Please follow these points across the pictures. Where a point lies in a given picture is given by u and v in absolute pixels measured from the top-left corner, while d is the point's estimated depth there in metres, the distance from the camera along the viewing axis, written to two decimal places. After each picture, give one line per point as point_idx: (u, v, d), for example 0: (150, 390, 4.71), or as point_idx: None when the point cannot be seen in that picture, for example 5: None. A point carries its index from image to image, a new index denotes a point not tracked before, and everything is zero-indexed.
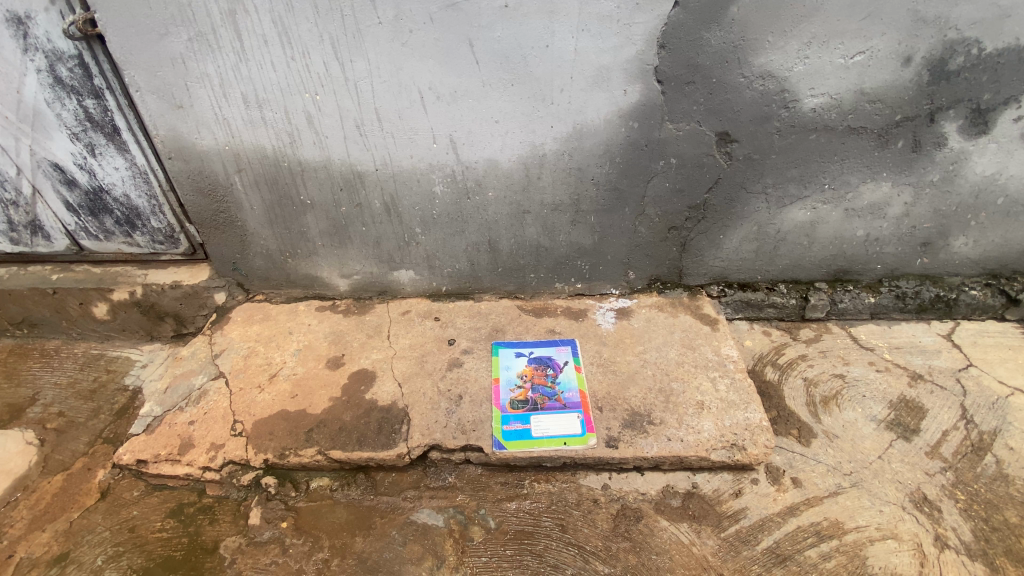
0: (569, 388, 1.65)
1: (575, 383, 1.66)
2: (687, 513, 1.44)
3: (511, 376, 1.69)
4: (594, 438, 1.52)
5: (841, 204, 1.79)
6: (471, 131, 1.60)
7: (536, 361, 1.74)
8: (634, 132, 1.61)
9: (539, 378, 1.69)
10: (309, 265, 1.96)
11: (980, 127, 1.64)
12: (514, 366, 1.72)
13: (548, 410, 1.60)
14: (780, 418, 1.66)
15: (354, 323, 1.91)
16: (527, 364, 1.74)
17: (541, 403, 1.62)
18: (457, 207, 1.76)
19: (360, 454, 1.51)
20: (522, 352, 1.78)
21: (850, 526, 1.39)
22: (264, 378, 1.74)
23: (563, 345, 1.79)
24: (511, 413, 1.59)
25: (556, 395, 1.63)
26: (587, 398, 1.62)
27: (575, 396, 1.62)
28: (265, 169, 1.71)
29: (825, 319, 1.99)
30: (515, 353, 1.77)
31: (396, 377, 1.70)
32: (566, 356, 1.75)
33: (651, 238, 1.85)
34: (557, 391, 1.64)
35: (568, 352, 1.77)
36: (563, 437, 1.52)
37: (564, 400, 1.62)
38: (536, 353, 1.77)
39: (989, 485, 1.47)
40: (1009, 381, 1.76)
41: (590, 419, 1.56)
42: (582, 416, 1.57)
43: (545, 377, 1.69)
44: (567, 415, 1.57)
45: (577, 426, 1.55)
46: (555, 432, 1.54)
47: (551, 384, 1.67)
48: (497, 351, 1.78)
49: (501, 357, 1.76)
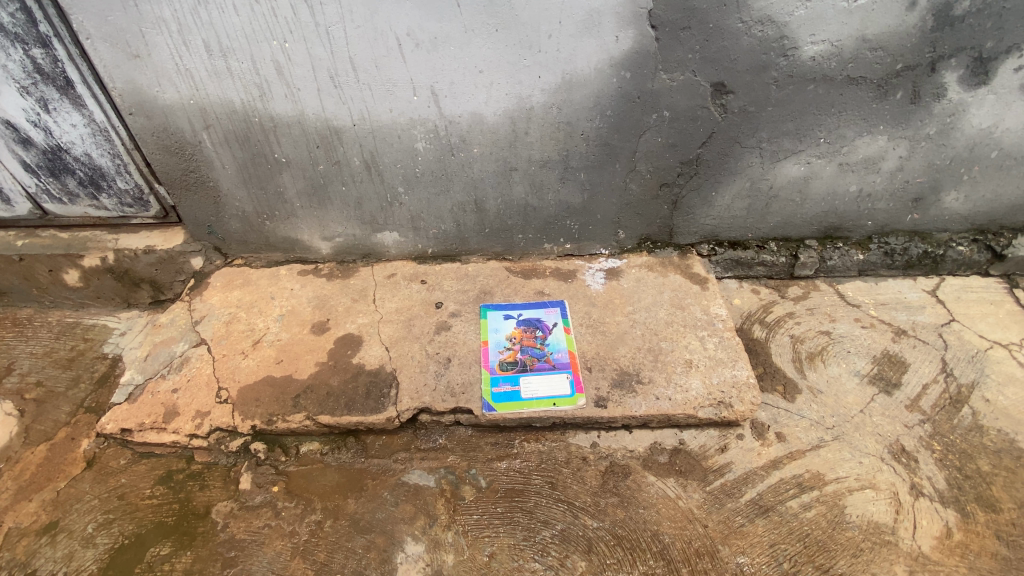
0: (558, 349, 1.64)
1: (564, 344, 1.65)
2: (674, 468, 1.47)
3: (500, 338, 1.68)
4: (583, 398, 1.52)
5: (835, 158, 1.75)
6: (454, 82, 1.51)
7: (525, 324, 1.72)
8: (627, 83, 1.53)
9: (528, 339, 1.68)
10: (289, 227, 1.89)
11: (980, 77, 1.59)
12: (503, 328, 1.70)
13: (538, 371, 1.59)
14: (766, 374, 1.68)
15: (338, 286, 1.86)
16: (516, 326, 1.72)
17: (530, 365, 1.61)
18: (441, 165, 1.68)
19: (349, 418, 1.50)
20: (511, 315, 1.75)
21: (830, 477, 1.42)
22: (247, 344, 1.70)
23: (553, 306, 1.77)
24: (501, 375, 1.58)
25: (545, 356, 1.63)
26: (577, 358, 1.62)
27: (564, 357, 1.62)
28: (235, 125, 1.61)
29: (814, 276, 2.00)
30: (504, 316, 1.75)
31: (383, 341, 1.66)
32: (555, 318, 1.73)
33: (642, 196, 1.80)
34: (546, 352, 1.64)
35: (557, 314, 1.75)
36: (552, 398, 1.53)
37: (553, 360, 1.61)
38: (525, 316, 1.75)
39: (965, 435, 1.51)
40: (989, 335, 1.80)
41: (580, 380, 1.56)
42: (572, 377, 1.57)
43: (535, 339, 1.68)
44: (556, 376, 1.57)
45: (566, 387, 1.55)
46: (544, 393, 1.54)
47: (541, 345, 1.66)
48: (486, 313, 1.75)
49: (490, 320, 1.73)
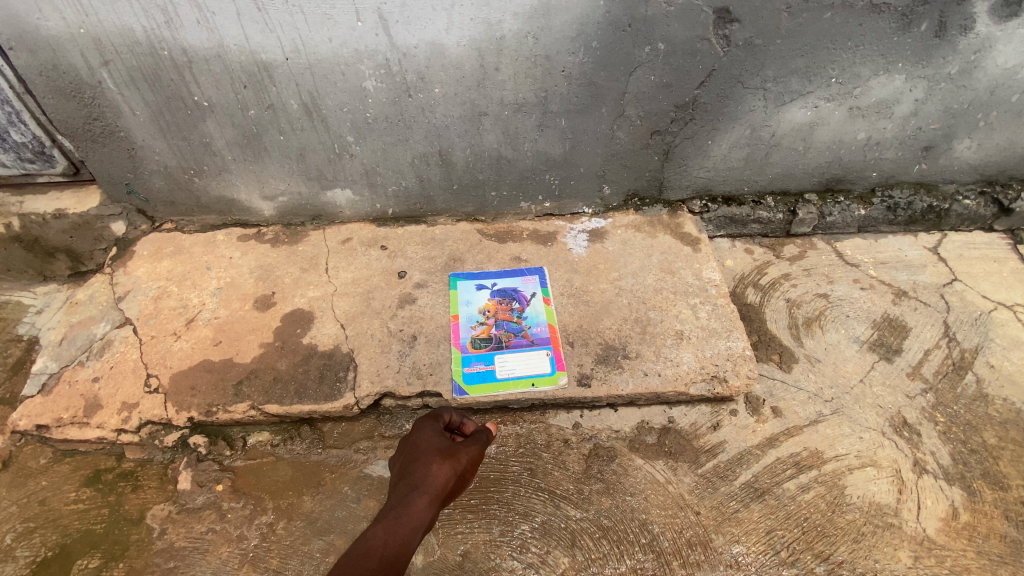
0: (537, 323, 1.47)
1: (544, 317, 1.48)
2: (663, 450, 1.34)
3: (472, 312, 1.49)
4: (565, 377, 1.37)
5: (846, 101, 1.55)
6: (407, 4, 1.23)
7: (500, 295, 1.54)
8: (616, 8, 1.28)
9: (504, 312, 1.50)
10: (222, 184, 1.63)
11: (1013, 6, 1.39)
12: (475, 301, 1.52)
13: (514, 348, 1.43)
14: (761, 343, 1.55)
15: (285, 253, 1.63)
16: (490, 297, 1.53)
17: (505, 341, 1.44)
18: (396, 108, 1.43)
19: (300, 407, 1.32)
20: (484, 285, 1.56)
21: (829, 455, 1.32)
22: (180, 324, 1.48)
23: (530, 274, 1.58)
24: (473, 353, 1.41)
25: (522, 331, 1.46)
26: (559, 332, 1.45)
27: (544, 331, 1.45)
28: (140, 60, 1.32)
29: (811, 234, 1.84)
30: (476, 285, 1.56)
31: (337, 317, 1.46)
32: (534, 287, 1.55)
33: (631, 145, 1.58)
34: (524, 326, 1.46)
35: (536, 283, 1.56)
36: (530, 377, 1.37)
37: (531, 336, 1.44)
38: (499, 286, 1.56)
39: (968, 406, 1.43)
40: (993, 295, 1.70)
41: (561, 357, 1.40)
42: (552, 354, 1.41)
43: (511, 312, 1.50)
44: (535, 353, 1.41)
45: (547, 365, 1.39)
46: (521, 372, 1.38)
47: (518, 319, 1.48)
48: (456, 283, 1.55)
49: (460, 291, 1.54)
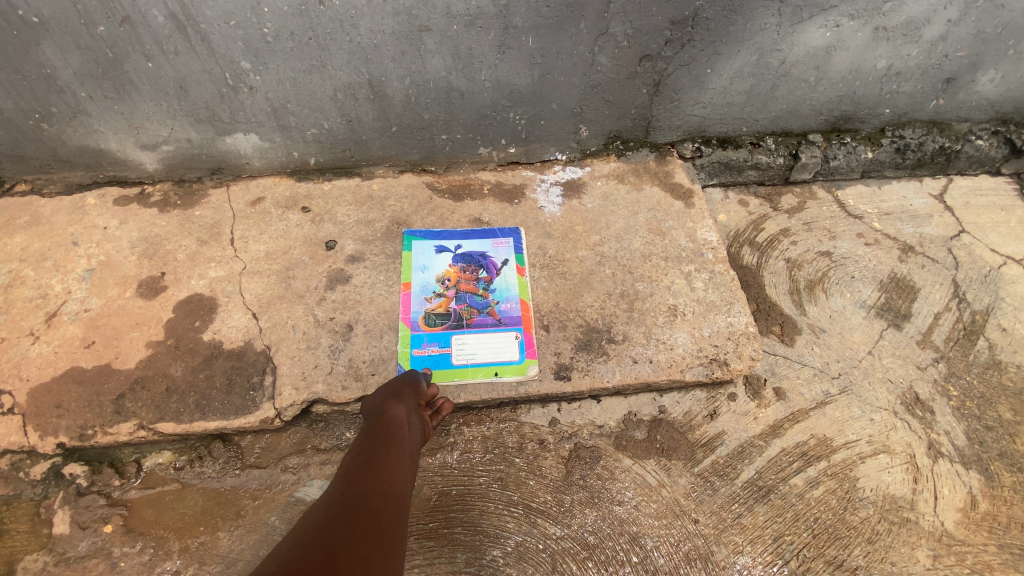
0: (506, 298, 1.22)
1: (516, 291, 1.23)
2: (654, 446, 1.15)
3: (427, 280, 1.22)
4: (536, 367, 1.13)
5: (872, 19, 1.27)
6: None
7: (464, 260, 1.26)
8: None
9: (467, 282, 1.24)
10: (82, 131, 1.23)
11: None
12: (433, 266, 1.24)
13: (477, 328, 1.18)
14: (760, 314, 1.35)
15: (177, 221, 1.27)
16: (452, 262, 1.25)
17: (467, 318, 1.19)
18: (305, 22, 1.05)
19: (205, 425, 1.03)
20: (446, 246, 1.28)
21: (839, 442, 1.16)
22: (39, 320, 1.13)
23: (503, 237, 1.30)
24: (426, 332, 1.15)
25: (489, 307, 1.20)
26: (533, 310, 1.20)
27: (515, 309, 1.20)
28: None
29: (811, 181, 1.61)
30: (435, 247, 1.27)
31: (249, 305, 1.15)
32: (507, 253, 1.28)
33: (614, 75, 1.27)
34: (491, 301, 1.21)
35: (509, 248, 1.29)
36: (494, 366, 1.13)
37: (499, 314, 1.19)
38: (464, 249, 1.28)
39: (982, 376, 1.29)
40: (1002, 248, 1.55)
41: (533, 342, 1.16)
42: (523, 338, 1.16)
43: (476, 283, 1.24)
44: (502, 335, 1.16)
45: (515, 351, 1.15)
46: (483, 359, 1.14)
47: (484, 292, 1.22)
48: (410, 242, 1.27)
49: (415, 253, 1.26)
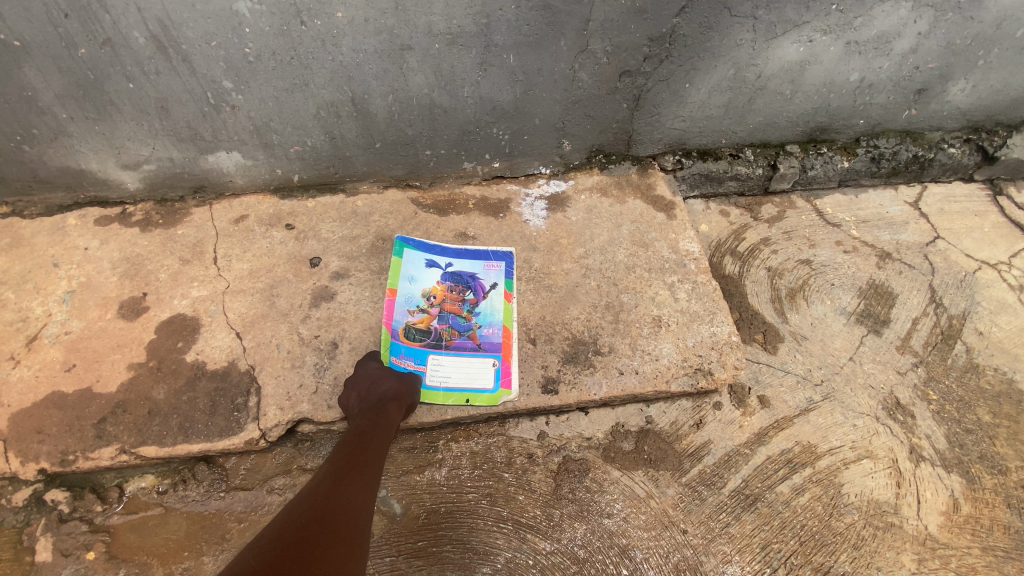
0: (489, 323, 1.21)
1: (499, 317, 1.22)
2: (642, 457, 1.16)
3: (413, 293, 1.22)
4: (508, 397, 1.12)
5: (844, 33, 1.31)
6: None
7: (451, 279, 1.26)
8: None
9: (453, 301, 1.23)
10: (61, 152, 1.22)
11: None
12: (420, 279, 1.24)
13: (454, 351, 1.18)
14: (743, 322, 1.37)
15: (159, 241, 1.26)
16: (440, 279, 1.25)
17: (445, 339, 1.19)
18: (288, 41, 1.06)
19: (189, 448, 1.02)
20: (437, 261, 1.28)
21: (823, 449, 1.18)
22: (17, 345, 1.11)
23: (496, 261, 1.30)
24: (403, 347, 1.16)
25: (469, 331, 1.20)
26: (515, 338, 1.19)
27: (496, 336, 1.19)
28: None
29: (790, 191, 1.65)
30: (427, 261, 1.27)
31: (233, 324, 1.14)
32: (496, 277, 1.27)
33: (595, 91, 1.29)
34: (473, 325, 1.21)
35: (499, 273, 1.28)
36: (466, 392, 1.13)
37: (478, 339, 1.19)
38: (455, 266, 1.28)
39: (961, 379, 1.31)
40: (976, 253, 1.59)
41: (509, 371, 1.15)
42: (499, 366, 1.15)
43: (461, 303, 1.23)
44: (479, 362, 1.16)
45: (490, 379, 1.14)
46: (456, 383, 1.14)
47: (468, 314, 1.22)
48: (402, 250, 1.28)
49: (406, 262, 1.26)
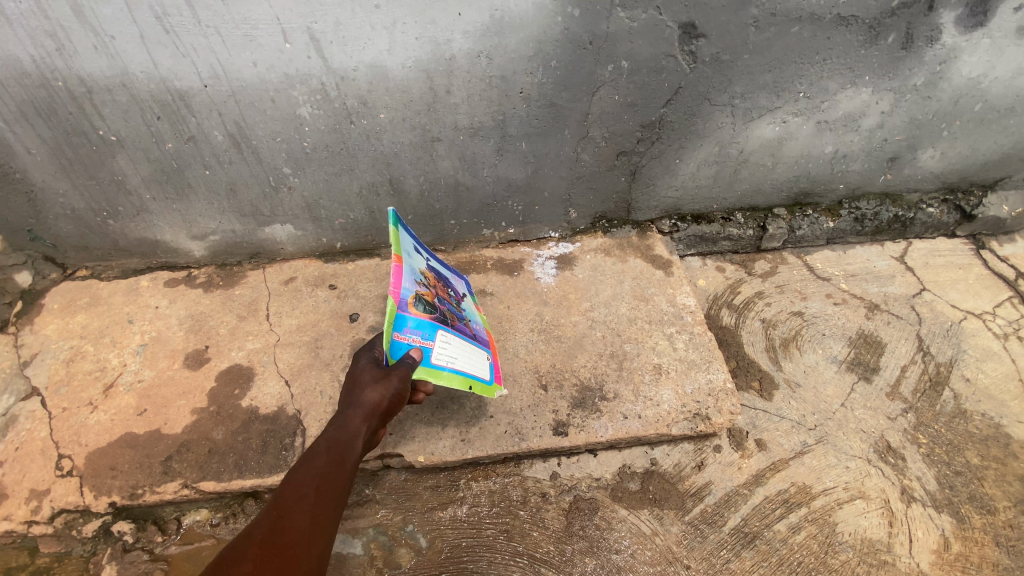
0: (474, 322, 1.29)
1: (479, 320, 1.33)
2: (647, 497, 1.25)
3: (413, 267, 1.14)
4: (498, 392, 1.22)
5: (813, 115, 1.49)
6: (341, 22, 1.08)
7: (434, 270, 1.26)
8: (575, 25, 1.17)
9: (442, 289, 1.22)
10: (142, 226, 1.44)
11: (978, 17, 1.38)
12: (415, 259, 1.17)
13: (456, 334, 1.17)
14: (740, 370, 1.49)
15: (219, 300, 1.45)
16: (428, 266, 1.22)
17: (449, 321, 1.17)
18: (339, 137, 1.28)
19: (241, 483, 1.15)
20: (421, 250, 1.23)
21: (817, 489, 1.26)
22: (96, 392, 1.28)
23: (460, 277, 1.39)
24: (411, 317, 1.06)
25: (464, 321, 1.23)
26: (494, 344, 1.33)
27: (482, 334, 1.29)
28: (30, 92, 1.14)
29: (781, 248, 1.80)
30: (415, 245, 1.20)
31: (282, 373, 1.30)
32: (465, 289, 1.37)
33: (596, 168, 1.49)
34: (465, 318, 1.25)
35: (465, 286, 1.39)
36: (469, 376, 1.14)
37: (471, 331, 1.24)
38: (435, 262, 1.28)
39: (949, 424, 1.39)
40: (961, 304, 1.69)
41: (496, 367, 1.25)
42: (489, 360, 1.24)
43: (449, 294, 1.24)
44: (478, 351, 1.21)
45: (487, 372, 1.21)
46: (459, 366, 1.13)
47: (456, 305, 1.25)
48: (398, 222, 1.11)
49: (403, 236, 1.15)
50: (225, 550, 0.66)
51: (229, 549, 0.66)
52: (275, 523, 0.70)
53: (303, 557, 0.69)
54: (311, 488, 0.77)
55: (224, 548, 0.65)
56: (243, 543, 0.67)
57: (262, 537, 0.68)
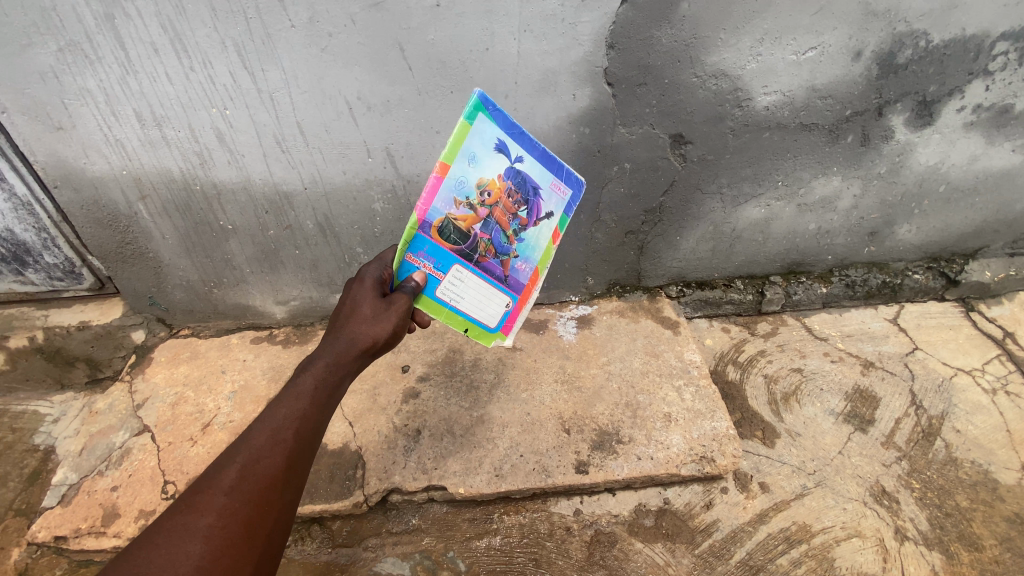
0: (524, 258, 1.24)
1: (536, 256, 1.25)
2: (661, 531, 1.41)
3: (468, 181, 1.10)
4: (500, 341, 1.29)
5: (793, 199, 1.77)
6: (411, 143, 1.44)
7: (518, 176, 1.16)
8: (586, 138, 1.50)
9: (504, 211, 1.16)
10: (238, 293, 1.78)
11: (925, 118, 1.64)
12: (481, 166, 1.10)
13: (479, 272, 1.20)
14: (744, 420, 1.66)
15: (295, 354, 1.75)
16: (502, 176, 1.13)
17: (479, 254, 1.18)
18: (402, 224, 1.61)
19: (311, 507, 1.38)
20: (507, 150, 1.13)
21: (817, 527, 1.39)
22: (196, 429, 1.56)
23: (564, 184, 1.24)
24: (431, 241, 1.12)
25: (504, 257, 1.21)
26: (534, 290, 1.29)
27: (523, 276, 1.26)
28: (174, 194, 1.51)
29: (780, 311, 2.01)
30: (495, 143, 1.11)
31: (346, 416, 1.56)
32: (555, 206, 1.24)
33: (608, 244, 1.77)
34: (511, 253, 1.22)
35: (562, 201, 1.25)
36: (470, 320, 1.24)
37: (506, 272, 1.23)
38: (522, 167, 1.16)
39: (941, 471, 1.52)
40: (953, 361, 1.84)
41: (513, 317, 1.29)
42: (508, 310, 1.27)
43: (510, 218, 1.18)
44: (496, 298, 1.25)
45: (496, 319, 1.27)
46: (464, 307, 1.22)
47: (511, 236, 1.20)
48: (474, 115, 1.06)
49: (474, 134, 1.08)
50: (196, 494, 0.75)
51: (199, 493, 0.75)
52: (244, 472, 0.78)
53: (274, 500, 0.79)
54: (286, 433, 0.85)
55: (194, 494, 0.75)
56: (212, 490, 0.76)
57: (230, 486, 0.77)
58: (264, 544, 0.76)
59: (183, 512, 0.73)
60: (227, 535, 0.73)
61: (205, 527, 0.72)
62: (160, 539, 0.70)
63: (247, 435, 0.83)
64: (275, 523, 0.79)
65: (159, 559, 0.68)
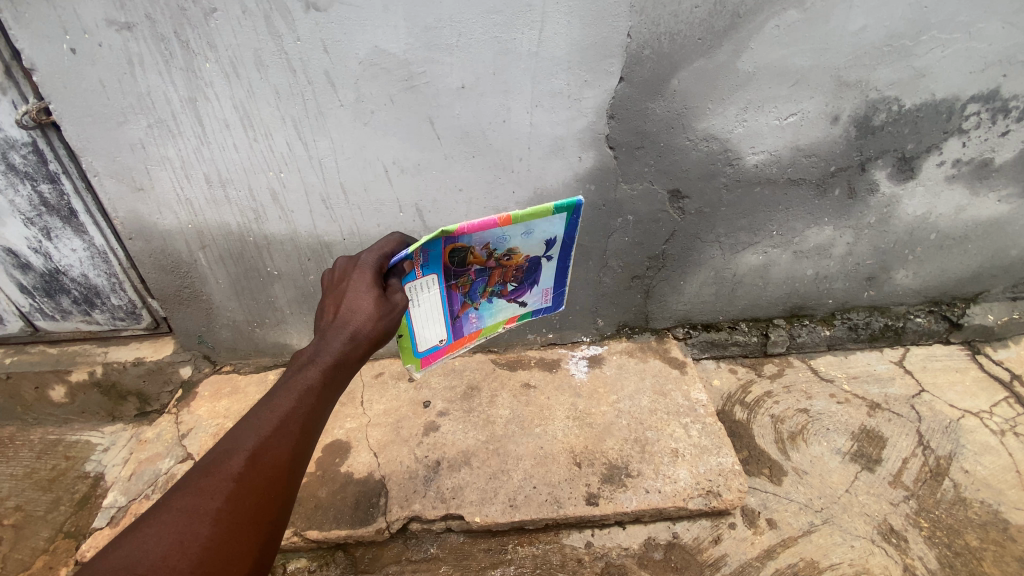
0: (480, 315, 1.40)
1: (489, 321, 1.44)
2: (670, 565, 1.45)
3: (507, 240, 1.25)
4: (409, 368, 1.32)
5: (789, 247, 1.89)
6: (438, 200, 1.64)
7: (534, 266, 1.38)
8: (592, 193, 1.68)
9: (501, 274, 1.35)
10: (278, 332, 1.95)
11: (907, 172, 1.78)
12: (523, 238, 1.27)
13: (447, 297, 1.29)
14: (751, 458, 1.71)
15: None
16: (526, 255, 1.33)
17: (459, 285, 1.28)
18: None
19: (337, 532, 1.48)
20: (542, 243, 1.34)
21: (824, 564, 1.43)
22: None
23: (547, 294, 1.51)
24: (444, 249, 1.17)
25: (472, 300, 1.35)
26: (465, 343, 1.43)
27: (469, 326, 1.40)
28: (230, 244, 1.72)
29: (786, 353, 2.08)
30: (545, 236, 1.31)
31: (371, 447, 1.67)
32: (530, 300, 1.49)
33: (616, 287, 1.91)
34: (477, 303, 1.37)
35: (537, 300, 1.51)
36: (407, 330, 1.25)
37: (463, 311, 1.35)
38: (538, 262, 1.38)
39: (949, 510, 1.55)
40: (960, 403, 1.87)
41: (435, 354, 1.37)
42: (437, 345, 1.35)
43: (499, 281, 1.36)
44: (439, 327, 1.32)
45: (424, 346, 1.32)
46: (416, 314, 1.25)
47: (486, 292, 1.37)
48: (560, 209, 1.25)
49: (542, 218, 1.25)
50: (207, 476, 0.79)
51: (210, 476, 0.79)
52: (252, 459, 0.82)
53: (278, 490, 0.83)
54: (293, 426, 0.87)
55: (205, 476, 0.79)
56: (222, 475, 0.80)
57: (239, 472, 0.80)
58: (266, 532, 0.80)
59: (194, 494, 0.77)
60: (232, 520, 0.77)
61: (215, 510, 0.76)
62: (168, 519, 0.74)
63: (256, 420, 0.86)
64: (277, 511, 0.83)
65: (167, 538, 0.72)
